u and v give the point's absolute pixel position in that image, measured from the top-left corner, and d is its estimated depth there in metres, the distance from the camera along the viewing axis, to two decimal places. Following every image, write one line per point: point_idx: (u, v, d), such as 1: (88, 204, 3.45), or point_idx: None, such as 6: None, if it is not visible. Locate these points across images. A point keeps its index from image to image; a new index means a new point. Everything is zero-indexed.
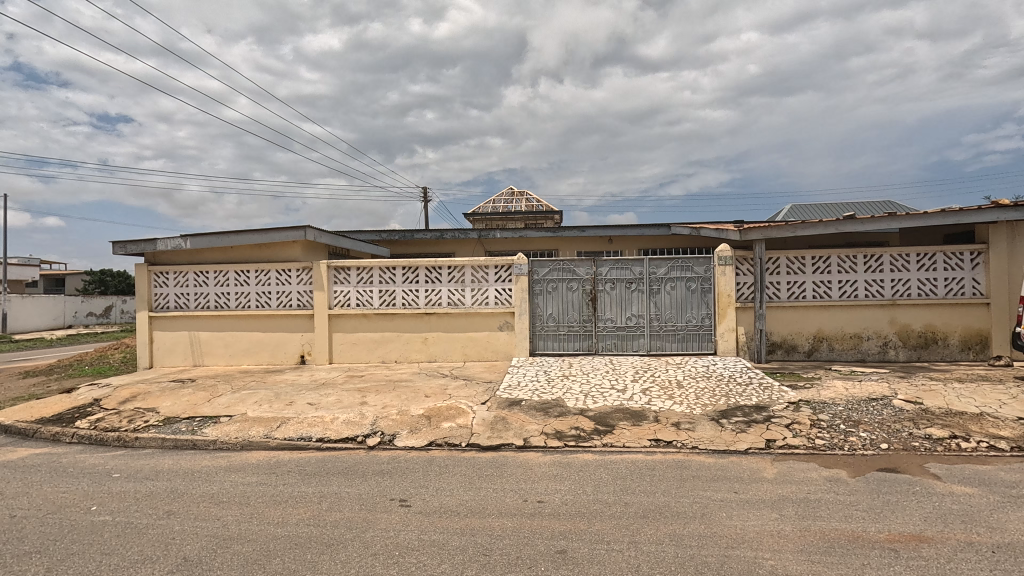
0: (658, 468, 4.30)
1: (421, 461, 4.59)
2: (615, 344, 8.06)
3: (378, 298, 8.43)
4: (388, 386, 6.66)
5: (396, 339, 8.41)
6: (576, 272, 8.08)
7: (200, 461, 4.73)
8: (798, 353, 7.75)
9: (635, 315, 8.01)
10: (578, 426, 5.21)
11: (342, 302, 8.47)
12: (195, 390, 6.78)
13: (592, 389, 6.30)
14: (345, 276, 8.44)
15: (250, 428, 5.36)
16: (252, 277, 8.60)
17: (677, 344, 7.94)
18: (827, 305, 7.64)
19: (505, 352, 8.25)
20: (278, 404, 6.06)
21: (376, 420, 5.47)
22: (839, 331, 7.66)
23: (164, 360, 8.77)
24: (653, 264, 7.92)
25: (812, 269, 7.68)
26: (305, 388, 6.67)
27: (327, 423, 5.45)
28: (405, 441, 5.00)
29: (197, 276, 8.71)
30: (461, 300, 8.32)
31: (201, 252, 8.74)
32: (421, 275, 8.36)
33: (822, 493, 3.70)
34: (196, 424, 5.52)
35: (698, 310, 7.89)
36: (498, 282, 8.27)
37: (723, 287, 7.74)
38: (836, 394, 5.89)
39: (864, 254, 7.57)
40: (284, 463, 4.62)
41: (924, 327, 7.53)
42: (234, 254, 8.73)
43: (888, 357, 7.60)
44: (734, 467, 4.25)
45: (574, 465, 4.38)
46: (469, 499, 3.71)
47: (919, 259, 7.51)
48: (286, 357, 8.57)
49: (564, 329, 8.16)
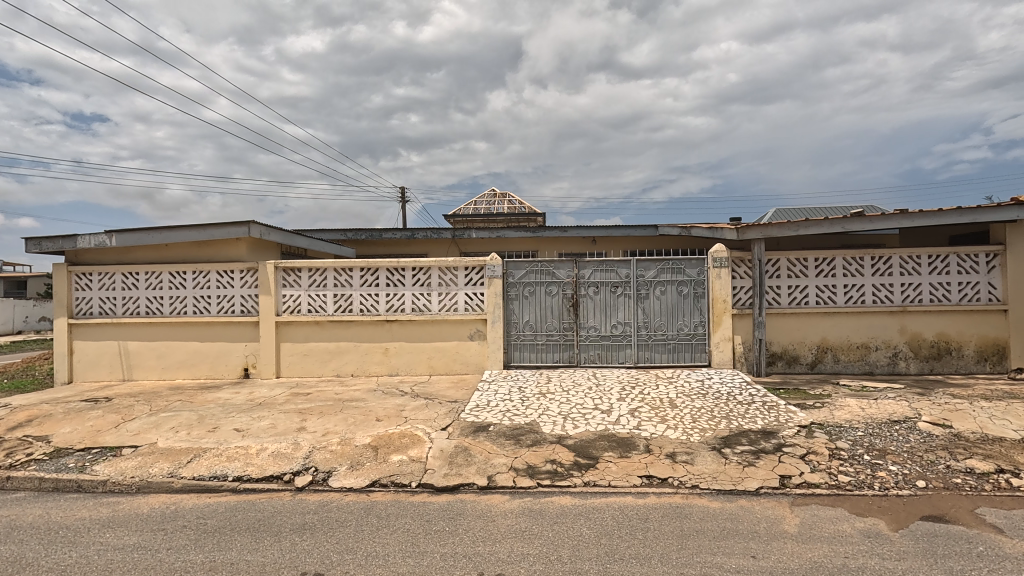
0: (650, 518, 3.42)
1: (357, 510, 3.66)
2: (599, 355, 7.23)
3: (332, 303, 7.47)
4: (335, 407, 5.70)
5: (353, 350, 7.45)
6: (555, 274, 7.25)
7: (77, 511, 3.73)
8: (800, 365, 7.00)
9: (621, 323, 7.18)
10: (555, 459, 4.32)
11: (292, 308, 7.50)
12: (105, 412, 5.72)
13: (572, 410, 5.43)
14: (295, 278, 7.48)
15: (153, 464, 4.37)
16: (189, 278, 7.57)
17: (667, 355, 7.14)
18: (832, 312, 6.90)
19: (476, 364, 7.36)
20: (199, 430, 5.07)
21: (311, 452, 4.52)
22: (844, 340, 6.92)
23: (86, 373, 7.67)
24: (641, 266, 7.13)
25: (816, 272, 6.94)
26: (236, 409, 5.67)
27: (250, 456, 4.48)
28: (342, 481, 4.06)
29: (125, 278, 7.64)
30: (427, 305, 7.41)
31: (131, 251, 7.67)
32: (382, 279, 7.44)
33: (864, 558, 2.88)
34: (89, 459, 4.50)
35: (691, 317, 7.10)
36: (469, 285, 7.39)
37: (719, 291, 6.95)
38: (853, 415, 5.10)
39: (871, 255, 6.86)
40: (183, 514, 3.65)
41: (937, 336, 6.84)
42: (169, 253, 7.67)
43: (898, 369, 6.89)
44: (748, 516, 3.42)
45: (547, 516, 3.49)
46: (406, 573, 2.79)
47: (931, 261, 6.83)
48: (226, 370, 7.55)
49: (542, 338, 7.30)
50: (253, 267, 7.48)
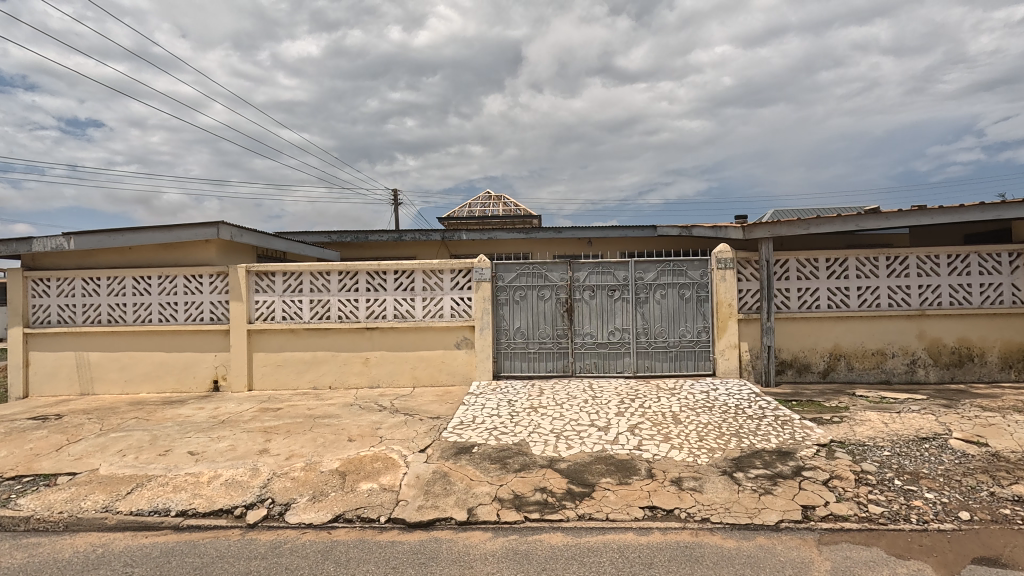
0: (656, 563, 2.91)
1: (314, 552, 3.13)
2: (595, 364, 6.74)
3: (308, 310, 6.94)
4: (304, 425, 5.17)
5: (331, 360, 6.93)
6: (547, 278, 6.76)
7: None
8: (811, 373, 6.51)
9: (619, 329, 6.68)
10: (545, 487, 3.81)
11: (265, 315, 6.97)
12: (49, 433, 5.17)
13: (566, 427, 4.92)
14: (269, 282, 6.96)
15: (88, 496, 3.83)
16: (154, 284, 7.03)
17: (669, 364, 6.65)
18: (845, 316, 6.43)
19: (464, 375, 6.84)
20: (148, 454, 4.54)
21: (270, 480, 3.98)
22: (858, 346, 6.44)
23: (43, 387, 7.13)
24: (640, 267, 6.65)
25: (827, 273, 6.47)
26: (195, 428, 5.13)
27: (199, 485, 3.94)
28: (300, 516, 3.52)
29: (85, 284, 7.09)
30: (410, 311, 6.89)
31: (92, 254, 7.13)
32: (362, 283, 6.92)
33: None
34: (16, 490, 3.95)
35: (694, 323, 6.61)
36: (455, 290, 6.88)
37: (723, 295, 6.47)
38: (876, 432, 4.61)
39: (886, 255, 6.39)
40: (108, 560, 3.10)
41: (958, 342, 6.37)
42: (133, 256, 7.15)
43: (916, 378, 6.41)
44: (770, 560, 2.91)
45: (534, 560, 2.97)
46: None
47: (951, 260, 6.36)
48: (194, 383, 7.02)
49: (534, 346, 6.80)
50: (224, 271, 6.96)
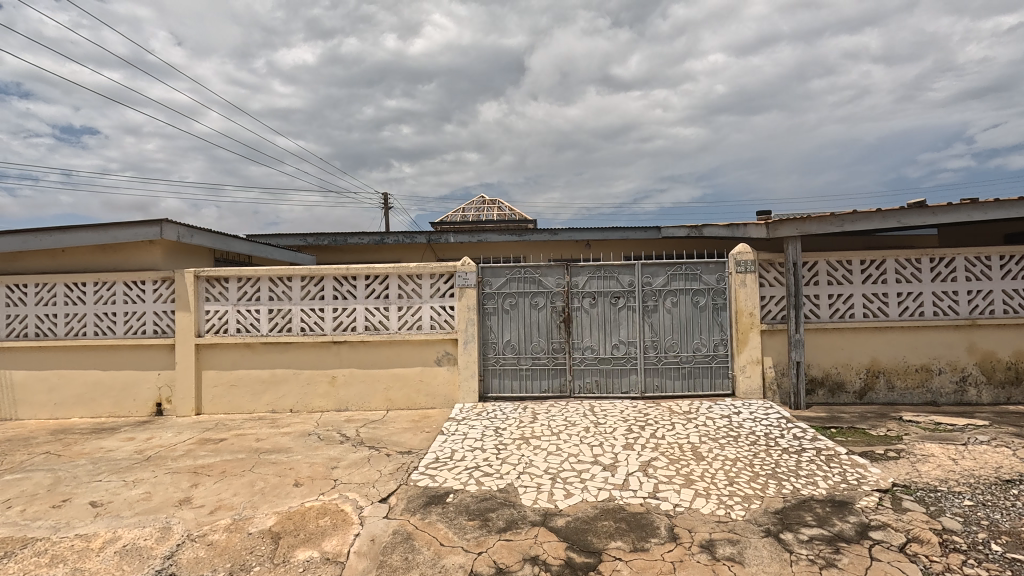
0: None
1: None
2: (598, 383, 5.86)
3: (266, 322, 6.03)
4: (246, 464, 4.25)
5: (292, 380, 6.02)
6: (541, 283, 5.90)
7: None
8: (845, 394, 5.65)
9: (625, 342, 5.81)
10: (537, 556, 2.90)
11: (217, 327, 6.07)
12: None
13: (564, 466, 4.03)
14: (221, 290, 6.06)
15: None
16: (90, 291, 6.11)
17: (681, 383, 5.77)
18: (884, 326, 5.58)
19: (445, 396, 5.95)
20: (39, 506, 3.60)
21: (179, 548, 3.05)
22: (900, 362, 5.59)
23: None
24: (648, 271, 5.79)
25: (862, 277, 5.63)
26: (110, 469, 4.19)
27: (85, 555, 3.01)
28: None
29: (10, 292, 6.16)
30: (383, 323, 6.00)
31: (20, 257, 6.22)
32: (328, 290, 6.03)
33: None
34: None
35: (709, 335, 5.75)
36: (435, 298, 5.99)
37: (744, 303, 5.61)
38: (946, 472, 3.73)
39: (930, 256, 5.54)
40: None
41: (1014, 356, 5.53)
42: (67, 259, 6.24)
43: (967, 399, 5.56)
44: None
45: None
46: None
47: (1005, 262, 5.51)
48: (134, 407, 6.10)
49: (526, 362, 5.91)
50: (168, 276, 6.04)
